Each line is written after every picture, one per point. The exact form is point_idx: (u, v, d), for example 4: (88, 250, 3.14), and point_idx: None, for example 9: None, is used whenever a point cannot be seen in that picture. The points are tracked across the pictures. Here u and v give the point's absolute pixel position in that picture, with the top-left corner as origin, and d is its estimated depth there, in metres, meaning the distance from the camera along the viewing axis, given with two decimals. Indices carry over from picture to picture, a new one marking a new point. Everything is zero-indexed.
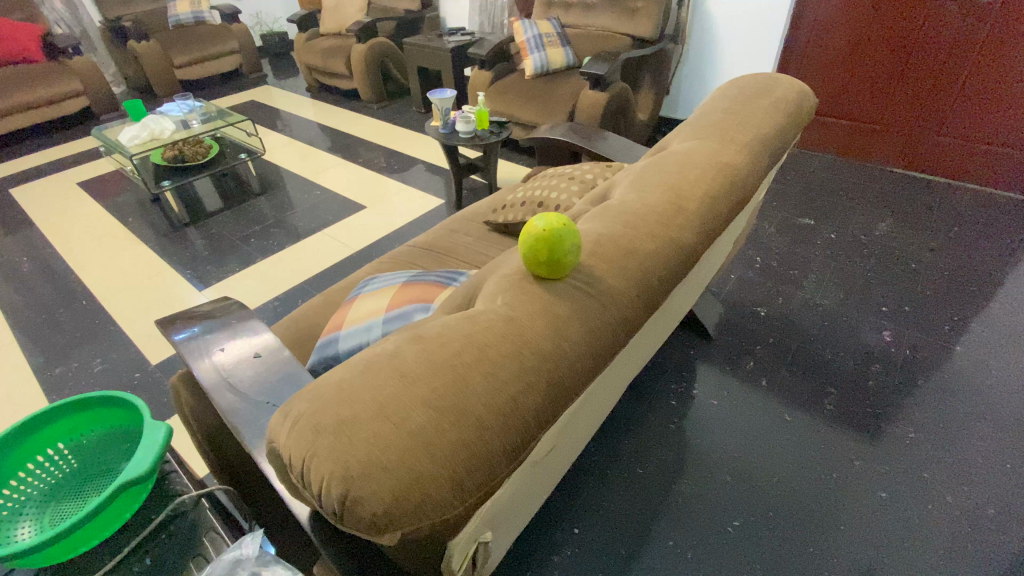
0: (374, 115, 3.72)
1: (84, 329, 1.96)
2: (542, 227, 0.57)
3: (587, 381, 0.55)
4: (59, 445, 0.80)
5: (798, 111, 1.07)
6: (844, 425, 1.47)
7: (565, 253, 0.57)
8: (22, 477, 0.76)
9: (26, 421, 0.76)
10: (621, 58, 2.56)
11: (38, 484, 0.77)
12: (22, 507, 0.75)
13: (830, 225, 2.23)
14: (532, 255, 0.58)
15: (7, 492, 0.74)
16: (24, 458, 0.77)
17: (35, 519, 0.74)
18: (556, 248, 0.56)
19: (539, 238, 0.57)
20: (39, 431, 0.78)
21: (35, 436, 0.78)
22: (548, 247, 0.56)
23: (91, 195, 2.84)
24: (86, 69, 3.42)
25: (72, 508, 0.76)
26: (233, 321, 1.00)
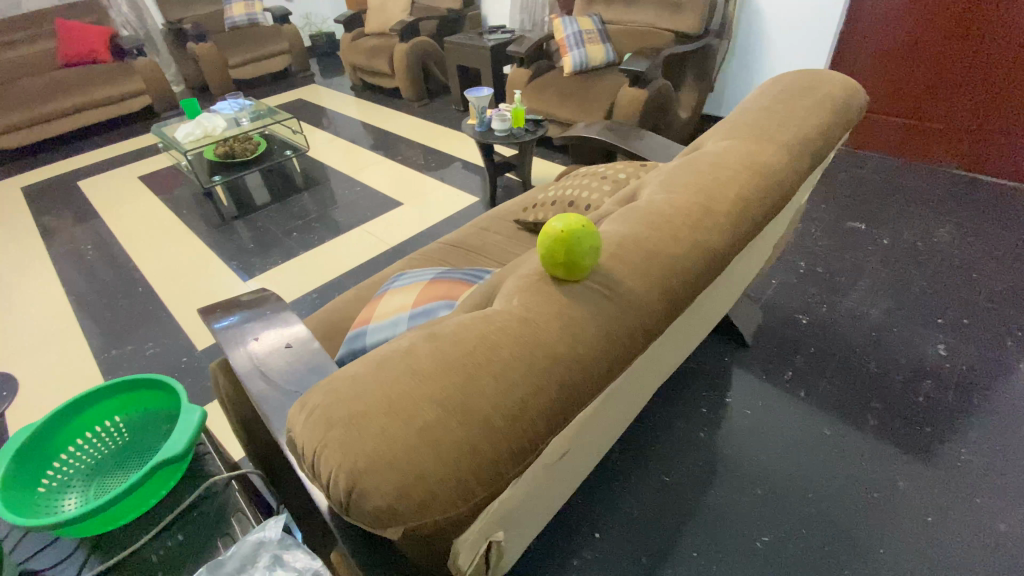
0: (414, 113, 3.78)
1: (139, 314, 2.09)
2: (559, 228, 0.57)
3: (601, 385, 0.54)
4: (103, 423, 0.85)
5: (846, 110, 1.02)
6: (889, 444, 1.38)
7: (583, 256, 0.56)
8: (69, 453, 0.81)
9: (74, 399, 0.81)
10: (663, 54, 2.49)
11: (84, 460, 0.82)
12: (71, 480, 0.80)
13: (882, 230, 2.10)
14: (549, 256, 0.57)
15: (57, 467, 0.79)
16: (72, 436, 0.82)
17: (81, 492, 0.79)
18: (573, 251, 0.56)
19: (557, 239, 0.56)
20: (86, 408, 0.83)
21: (83, 414, 0.83)
22: (566, 249, 0.56)
23: (150, 188, 3.02)
24: (148, 69, 3.63)
25: (115, 483, 0.81)
26: (267, 311, 1.05)
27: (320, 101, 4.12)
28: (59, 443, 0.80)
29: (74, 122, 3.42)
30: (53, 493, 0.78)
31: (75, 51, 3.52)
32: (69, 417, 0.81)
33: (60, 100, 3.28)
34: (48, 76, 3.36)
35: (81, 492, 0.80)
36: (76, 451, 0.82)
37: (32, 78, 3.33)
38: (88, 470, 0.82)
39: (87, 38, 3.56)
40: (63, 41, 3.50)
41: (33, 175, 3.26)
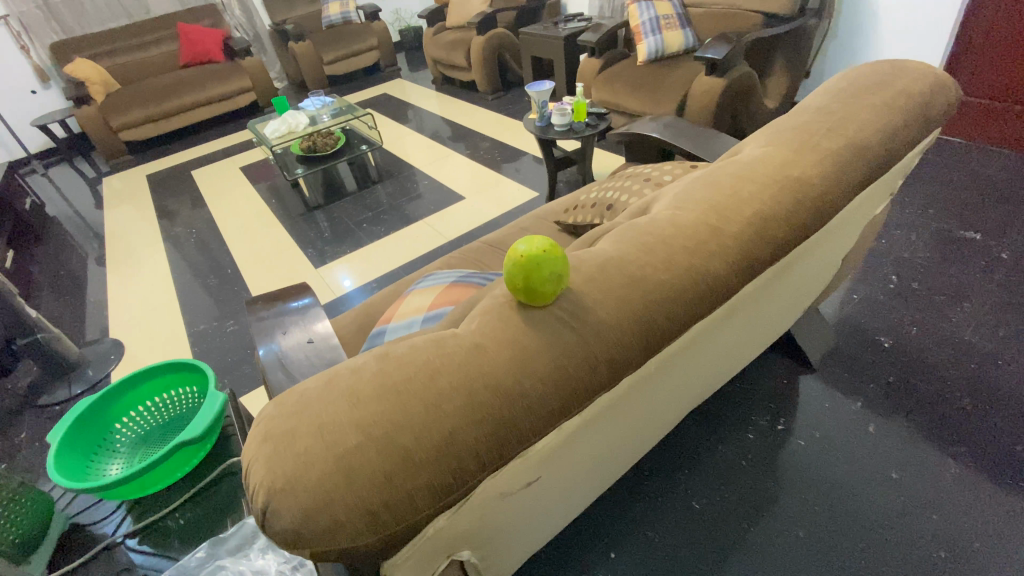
0: (488, 105, 3.82)
1: (225, 295, 2.33)
2: (521, 252, 0.54)
3: (550, 423, 0.51)
4: (149, 401, 1.04)
5: (923, 110, 0.86)
6: (971, 498, 1.19)
7: (545, 281, 0.53)
8: (123, 423, 1.02)
9: (123, 380, 1.01)
10: (746, 39, 2.27)
11: (133, 430, 1.03)
12: (121, 448, 1.01)
13: (1003, 243, 1.78)
14: (511, 279, 0.55)
15: (113, 432, 1.01)
16: (125, 409, 1.02)
17: (125, 458, 1.00)
18: (534, 277, 0.53)
19: (518, 262, 0.54)
20: (129, 391, 1.02)
21: (126, 396, 1.02)
22: (526, 273, 0.53)
23: (248, 178, 3.34)
24: (253, 68, 4.00)
25: (150, 453, 1.00)
26: (299, 307, 1.11)
27: (402, 95, 4.28)
28: (110, 419, 1.00)
29: (191, 117, 3.87)
30: (106, 460, 0.98)
31: (194, 52, 3.96)
32: (116, 398, 1.01)
33: (180, 97, 3.71)
34: (171, 76, 3.82)
35: (128, 459, 1.00)
36: (128, 421, 1.02)
37: (159, 78, 3.80)
38: (137, 439, 1.03)
39: (204, 40, 3.99)
40: (185, 43, 3.95)
41: (158, 164, 3.74)
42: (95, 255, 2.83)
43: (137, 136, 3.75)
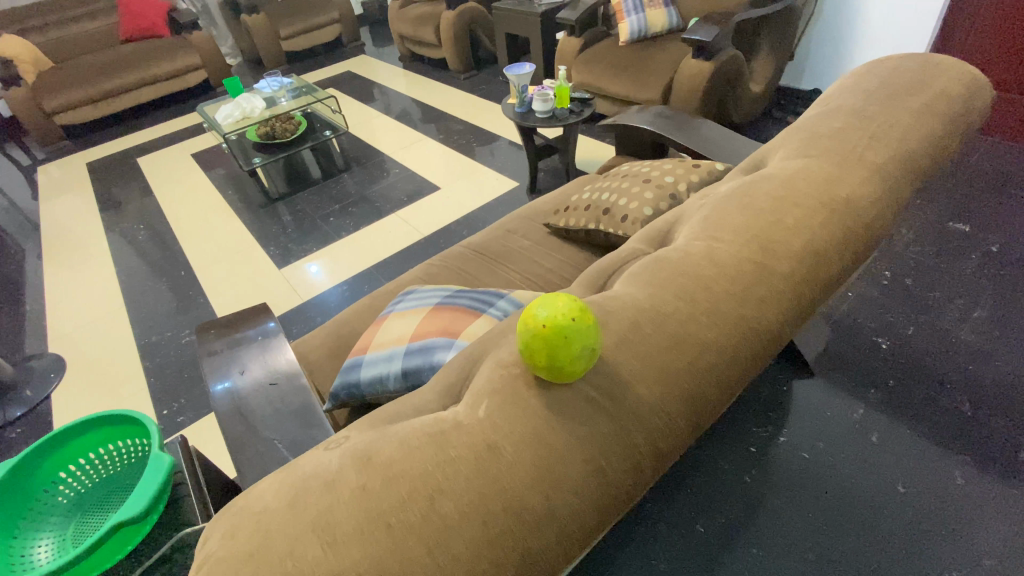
0: (460, 86, 3.61)
1: (180, 299, 2.12)
2: (543, 318, 0.43)
3: (584, 542, 0.41)
4: (90, 454, 0.93)
5: (966, 114, 0.77)
6: (979, 510, 1.14)
7: (575, 357, 0.42)
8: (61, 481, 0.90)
9: (61, 431, 0.90)
10: (734, 19, 2.15)
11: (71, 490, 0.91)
12: (54, 516, 0.88)
13: (992, 236, 1.75)
14: (531, 354, 0.43)
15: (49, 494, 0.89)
16: (60, 466, 0.91)
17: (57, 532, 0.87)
18: (562, 352, 0.42)
19: (541, 332, 0.43)
20: (61, 446, 0.91)
21: (54, 455, 0.90)
22: (552, 348, 0.42)
23: (201, 166, 3.07)
24: (202, 44, 3.67)
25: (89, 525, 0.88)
26: (258, 337, 0.96)
27: (367, 73, 4.02)
28: (41, 482, 0.89)
29: (136, 99, 3.53)
30: (33, 533, 0.86)
31: (135, 26, 3.59)
32: (46, 456, 0.89)
33: (121, 77, 3.37)
34: (110, 52, 3.45)
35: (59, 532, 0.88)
36: (65, 480, 0.91)
37: (96, 55, 3.44)
38: (67, 507, 0.91)
39: (145, 12, 3.62)
40: (124, 16, 3.58)
41: (101, 150, 3.41)
42: (32, 253, 2.55)
43: (75, 118, 3.40)
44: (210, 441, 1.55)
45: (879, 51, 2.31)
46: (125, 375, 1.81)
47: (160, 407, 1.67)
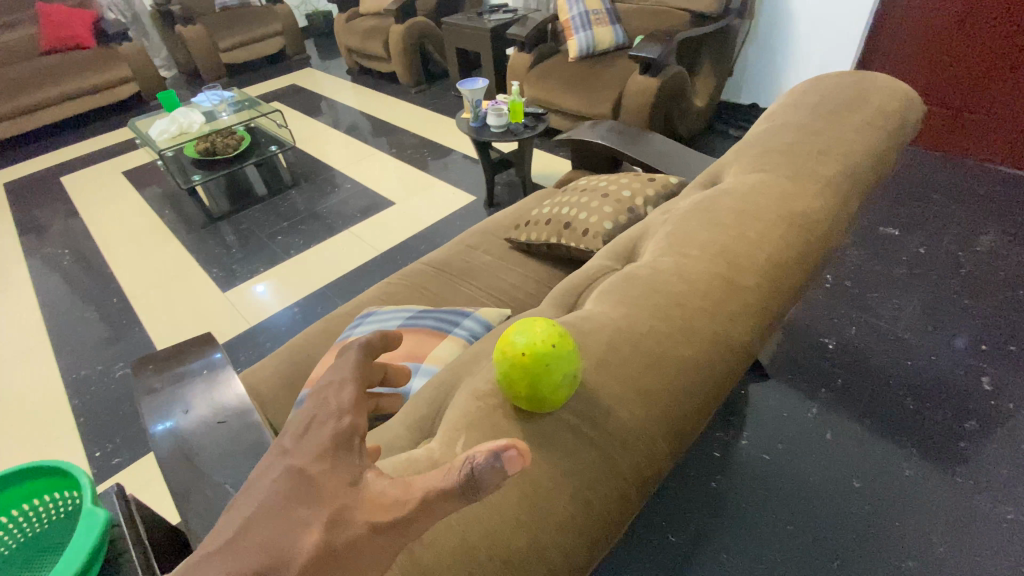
0: (412, 100, 3.57)
1: (112, 329, 1.96)
2: (522, 346, 0.44)
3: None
4: (22, 507, 0.85)
5: (902, 128, 0.81)
6: (929, 501, 1.18)
7: (557, 385, 0.42)
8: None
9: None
10: (677, 37, 2.24)
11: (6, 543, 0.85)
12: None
13: (919, 237, 1.87)
14: (512, 383, 0.43)
15: None
16: None
17: None
18: (543, 379, 0.41)
19: (520, 360, 0.43)
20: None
21: None
22: (532, 375, 0.41)
23: (134, 184, 2.87)
24: (134, 55, 3.46)
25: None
26: (203, 370, 0.89)
27: (314, 86, 3.91)
28: None
29: (58, 113, 3.28)
30: None
31: (58, 37, 3.32)
32: None
33: (41, 90, 3.13)
34: (28, 65, 3.20)
35: None
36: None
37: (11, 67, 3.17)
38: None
39: (68, 22, 3.36)
40: (46, 27, 3.30)
41: (19, 169, 3.13)
42: None
43: None
44: (150, 484, 1.42)
45: (809, 68, 2.45)
46: (51, 416, 1.64)
47: (92, 449, 1.52)
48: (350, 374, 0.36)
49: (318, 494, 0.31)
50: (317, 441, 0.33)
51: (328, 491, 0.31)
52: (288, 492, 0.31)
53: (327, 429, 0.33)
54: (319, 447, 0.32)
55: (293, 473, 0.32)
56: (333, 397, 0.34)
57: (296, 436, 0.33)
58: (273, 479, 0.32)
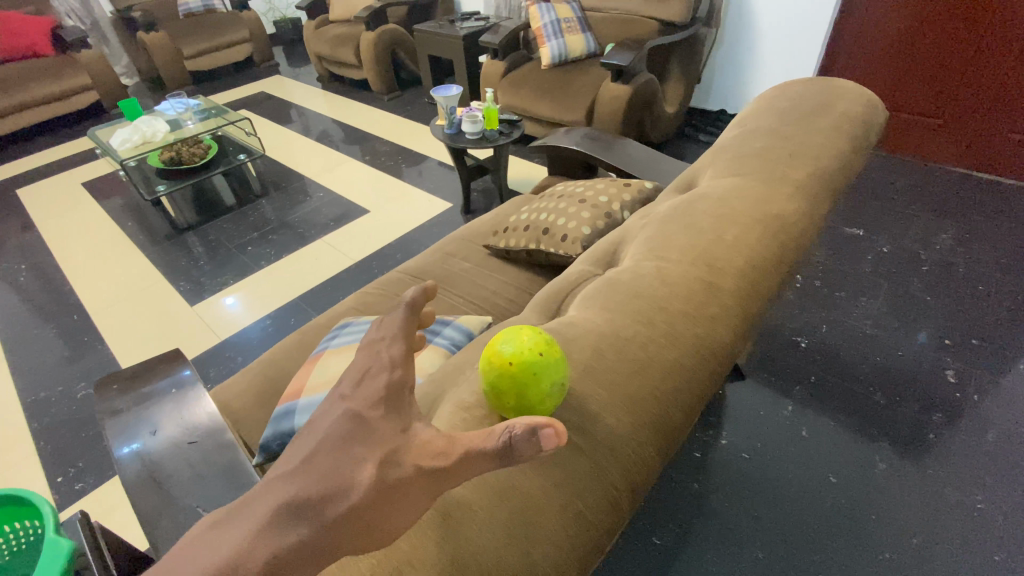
0: (384, 107, 3.54)
1: (72, 347, 1.86)
2: (509, 353, 0.44)
3: None
4: None
5: (867, 132, 0.84)
6: (903, 493, 1.21)
7: (546, 392, 0.42)
8: None
9: None
10: (647, 45, 2.28)
11: None
12: None
13: (882, 237, 1.94)
14: (500, 391, 0.43)
15: None
16: None
17: None
18: (531, 387, 0.41)
19: (507, 368, 0.43)
20: None
21: None
22: (520, 384, 0.41)
23: (94, 196, 2.76)
24: (93, 63, 3.33)
25: None
26: (171, 389, 0.85)
27: (283, 94, 3.84)
28: None
29: (11, 123, 3.13)
30: None
31: (12, 46, 3.14)
32: None
33: None
34: None
35: None
36: None
37: None
38: None
39: (23, 30, 3.19)
40: None
41: None
42: None
43: None
44: (115, 509, 1.35)
45: (774, 75, 2.53)
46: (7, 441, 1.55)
47: (52, 475, 1.44)
48: (400, 332, 0.38)
49: (374, 434, 0.34)
50: (374, 387, 0.35)
51: (383, 432, 0.34)
52: (347, 431, 0.33)
53: (383, 377, 0.36)
54: (377, 392, 0.35)
55: (351, 415, 0.34)
56: (385, 350, 0.37)
57: (353, 382, 0.36)
58: (332, 419, 0.34)
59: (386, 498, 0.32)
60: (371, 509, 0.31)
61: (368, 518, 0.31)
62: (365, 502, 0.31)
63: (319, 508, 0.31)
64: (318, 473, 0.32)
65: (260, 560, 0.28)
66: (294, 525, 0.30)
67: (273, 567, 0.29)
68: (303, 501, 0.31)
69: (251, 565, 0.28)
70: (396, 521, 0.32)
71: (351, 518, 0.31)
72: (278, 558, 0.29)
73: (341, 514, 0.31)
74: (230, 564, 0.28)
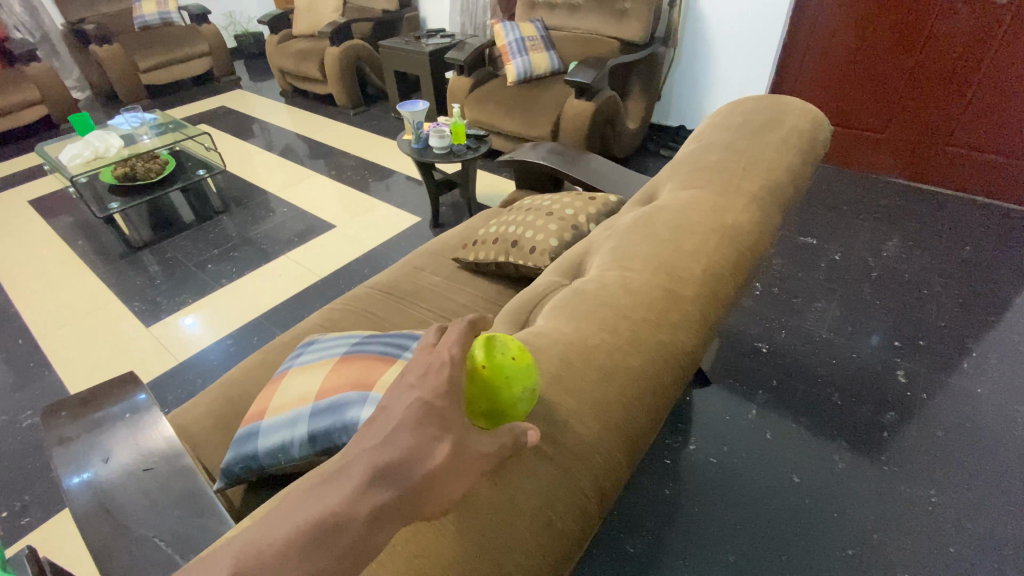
0: (350, 122, 3.52)
1: (17, 374, 1.75)
2: (482, 358, 0.44)
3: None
4: None
5: (814, 146, 0.89)
6: (863, 490, 1.26)
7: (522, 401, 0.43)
8: None
9: None
10: (608, 64, 2.35)
11: None
12: None
13: (834, 246, 2.04)
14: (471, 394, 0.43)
15: None
16: None
17: None
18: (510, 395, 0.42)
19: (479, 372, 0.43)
20: None
21: None
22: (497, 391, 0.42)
23: (40, 214, 2.62)
24: (41, 76, 3.19)
25: None
26: (125, 415, 0.81)
27: (245, 108, 3.76)
28: None
29: None
30: None
31: None
32: None
33: None
34: None
35: None
36: None
37: None
38: None
39: None
40: None
41: None
42: None
43: None
44: (63, 546, 1.27)
45: (729, 92, 2.65)
46: None
47: None
48: (459, 339, 0.43)
49: (445, 420, 0.38)
50: (438, 379, 0.40)
51: (451, 418, 0.38)
52: (422, 415, 0.38)
53: (445, 373, 0.40)
54: (442, 385, 0.39)
55: (424, 402, 0.38)
56: (446, 350, 0.42)
57: (418, 375, 0.40)
58: (406, 406, 0.38)
59: (453, 470, 0.37)
60: (441, 479, 0.36)
61: (440, 484, 0.36)
62: (438, 471, 0.36)
63: (403, 474, 0.35)
64: (399, 448, 0.36)
65: (363, 512, 0.32)
66: (383, 488, 0.34)
67: (372, 519, 0.33)
68: (390, 468, 0.35)
69: (357, 515, 0.32)
70: (452, 491, 0.37)
71: (425, 483, 0.36)
72: (376, 513, 0.33)
73: (420, 481, 0.35)
74: (340, 514, 0.32)
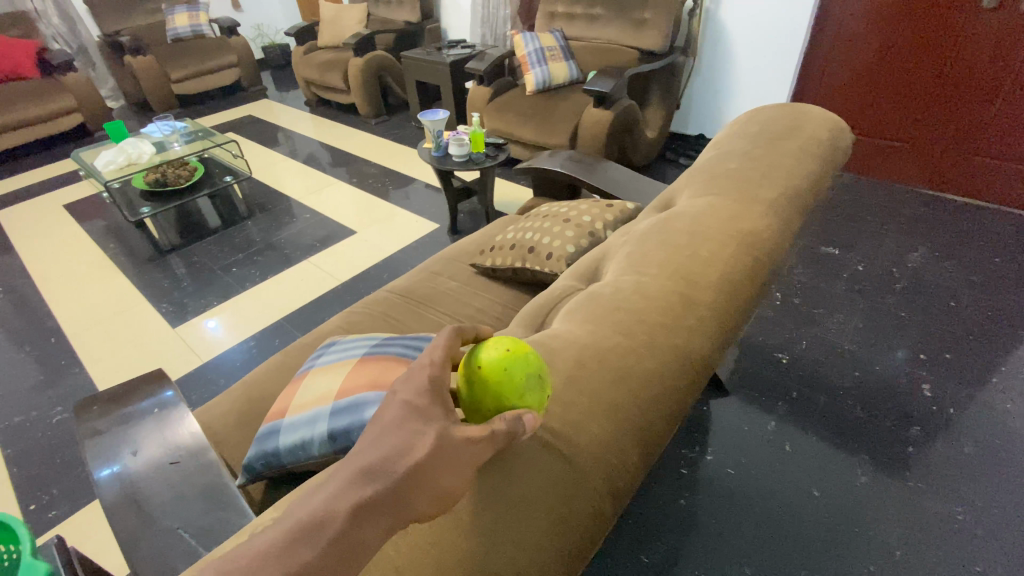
0: (372, 131, 3.59)
1: (49, 371, 1.82)
2: (482, 362, 0.44)
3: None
4: None
5: (834, 154, 0.89)
6: (886, 504, 1.23)
7: (522, 393, 0.43)
8: None
9: None
10: (628, 73, 2.36)
11: None
12: None
13: (857, 256, 2.00)
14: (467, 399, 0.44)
15: None
16: None
17: None
18: (505, 390, 0.42)
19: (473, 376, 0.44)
20: None
21: None
22: (494, 389, 0.42)
23: (74, 217, 2.73)
24: (78, 85, 3.33)
25: None
26: (152, 410, 0.84)
27: (271, 117, 3.86)
28: None
29: None
30: None
31: None
32: None
33: None
34: None
35: None
36: None
37: None
38: None
39: (8, 51, 3.21)
40: None
41: None
42: None
43: None
44: (88, 537, 1.31)
45: (749, 101, 2.64)
46: None
47: (26, 502, 1.39)
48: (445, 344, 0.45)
49: (427, 416, 0.39)
50: (421, 379, 0.41)
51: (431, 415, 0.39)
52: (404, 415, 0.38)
53: (427, 373, 0.41)
54: (424, 384, 0.41)
55: (406, 405, 0.39)
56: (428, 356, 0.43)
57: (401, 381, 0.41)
58: (391, 409, 0.39)
59: (439, 462, 0.37)
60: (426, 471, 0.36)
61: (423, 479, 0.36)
62: (424, 465, 0.36)
63: (388, 467, 0.36)
64: (380, 449, 0.36)
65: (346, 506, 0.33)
66: (369, 483, 0.35)
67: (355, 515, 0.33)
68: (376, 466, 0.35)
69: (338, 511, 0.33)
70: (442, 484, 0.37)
71: (413, 476, 0.36)
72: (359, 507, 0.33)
73: (407, 474, 0.35)
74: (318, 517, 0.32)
